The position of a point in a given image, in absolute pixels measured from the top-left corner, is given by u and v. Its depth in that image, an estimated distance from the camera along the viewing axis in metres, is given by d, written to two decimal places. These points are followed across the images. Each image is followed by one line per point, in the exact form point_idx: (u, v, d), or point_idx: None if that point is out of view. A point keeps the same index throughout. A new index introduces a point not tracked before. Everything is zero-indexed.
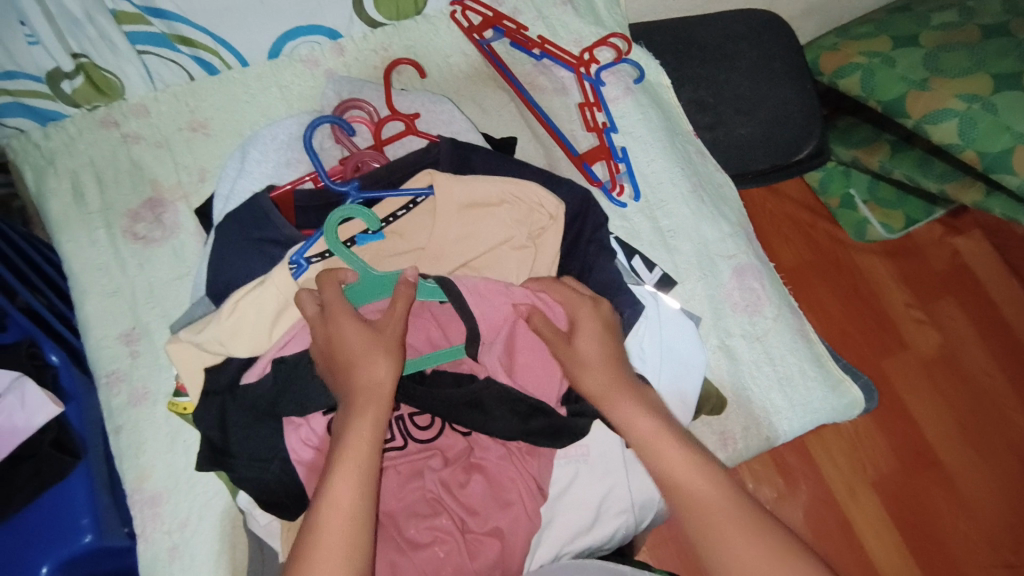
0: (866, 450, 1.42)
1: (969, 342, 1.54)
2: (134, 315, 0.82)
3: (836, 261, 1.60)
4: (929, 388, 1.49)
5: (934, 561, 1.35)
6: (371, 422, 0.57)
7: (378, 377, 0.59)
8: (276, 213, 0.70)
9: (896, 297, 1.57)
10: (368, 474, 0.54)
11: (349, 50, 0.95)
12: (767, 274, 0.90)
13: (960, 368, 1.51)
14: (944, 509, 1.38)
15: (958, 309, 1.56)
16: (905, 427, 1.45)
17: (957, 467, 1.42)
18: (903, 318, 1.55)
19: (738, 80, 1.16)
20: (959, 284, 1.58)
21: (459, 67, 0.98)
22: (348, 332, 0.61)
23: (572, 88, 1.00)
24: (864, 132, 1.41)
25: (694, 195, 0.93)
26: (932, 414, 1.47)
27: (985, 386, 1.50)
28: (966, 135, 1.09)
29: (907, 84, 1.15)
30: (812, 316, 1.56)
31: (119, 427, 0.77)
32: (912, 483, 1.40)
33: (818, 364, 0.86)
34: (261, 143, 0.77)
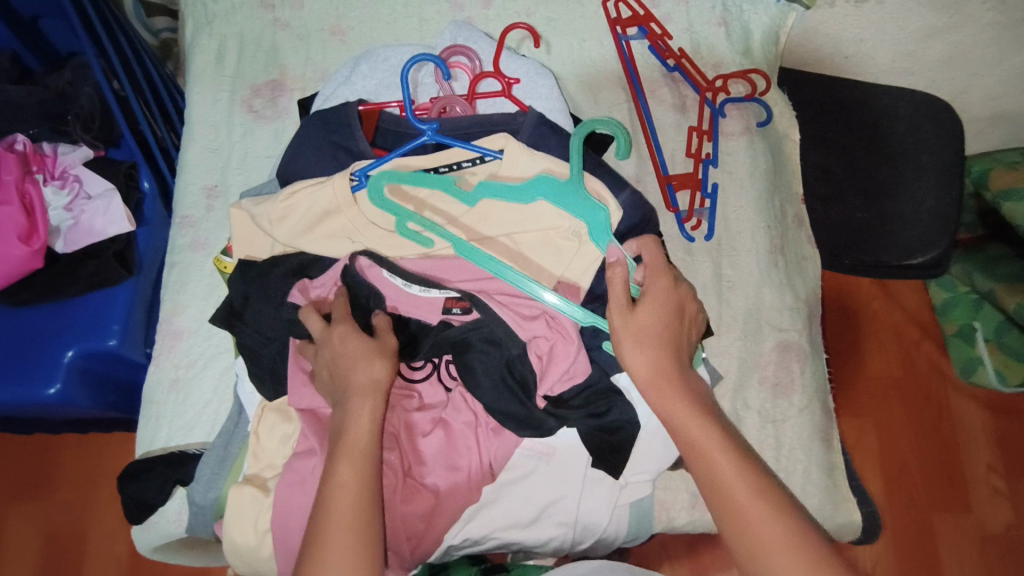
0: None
1: None
2: (222, 175, 0.90)
3: (927, 392, 1.46)
4: (975, 564, 1.34)
5: None
6: (368, 414, 0.63)
7: (374, 377, 0.64)
8: (356, 124, 0.74)
9: (981, 456, 1.41)
10: (369, 462, 0.61)
11: (494, 5, 0.98)
12: (812, 362, 0.85)
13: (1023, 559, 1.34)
14: None
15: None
16: None
17: None
18: (978, 480, 1.39)
19: (878, 160, 1.07)
20: None
21: (588, 53, 0.98)
22: (351, 345, 0.65)
23: (691, 109, 0.97)
24: (1013, 267, 1.32)
25: (769, 256, 0.89)
26: None
27: None
28: None
29: None
30: (875, 438, 1.43)
31: (174, 263, 0.86)
32: None
33: (828, 473, 0.81)
34: (373, 59, 0.81)
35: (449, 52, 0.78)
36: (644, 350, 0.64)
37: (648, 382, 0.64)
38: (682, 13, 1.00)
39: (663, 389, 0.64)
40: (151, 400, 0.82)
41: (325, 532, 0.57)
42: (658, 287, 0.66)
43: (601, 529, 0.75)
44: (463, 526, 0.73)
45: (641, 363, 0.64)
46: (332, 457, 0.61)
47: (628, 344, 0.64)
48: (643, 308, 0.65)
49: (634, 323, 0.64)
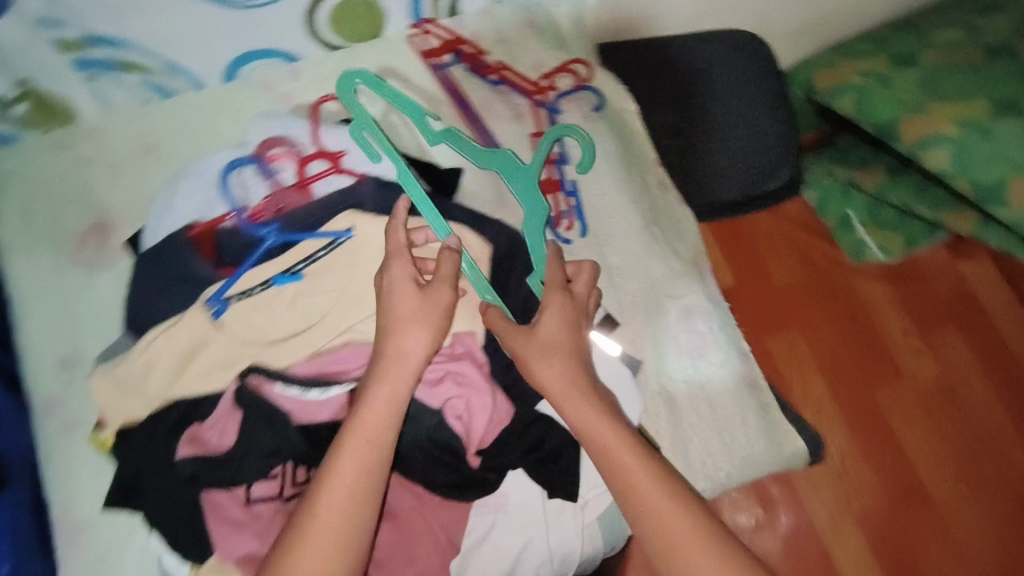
0: (852, 479, 1.55)
1: (969, 374, 1.62)
2: (73, 341, 0.83)
3: (834, 285, 1.68)
4: (922, 418, 1.59)
5: None
6: (385, 395, 0.64)
7: (409, 349, 0.66)
8: (193, 253, 0.70)
9: (896, 325, 1.65)
10: (375, 450, 0.61)
11: (304, 74, 0.97)
12: (716, 316, 0.88)
13: (956, 400, 1.61)
14: (927, 539, 1.51)
15: (956, 338, 1.65)
16: (892, 456, 1.56)
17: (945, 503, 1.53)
18: (899, 346, 1.64)
19: (714, 104, 1.12)
20: (964, 313, 1.67)
21: (413, 93, 0.97)
22: (396, 297, 0.68)
23: (527, 114, 0.97)
24: (862, 154, 1.55)
25: (645, 230, 0.90)
26: (922, 445, 1.58)
27: (980, 418, 1.60)
28: (961, 160, 1.26)
29: (903, 108, 1.31)
30: (807, 341, 1.65)
31: (50, 455, 0.78)
32: (898, 523, 1.52)
33: (763, 414, 0.84)
34: (188, 177, 0.74)
35: (264, 145, 0.74)
36: (554, 365, 0.69)
37: (562, 395, 0.68)
38: (488, 26, 1.00)
39: (574, 401, 0.68)
40: None
41: (311, 524, 0.57)
42: (560, 300, 0.72)
43: (579, 552, 0.73)
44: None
45: (553, 381, 0.69)
46: (339, 442, 0.61)
47: (536, 364, 0.70)
48: (544, 325, 0.70)
49: (540, 341, 0.70)
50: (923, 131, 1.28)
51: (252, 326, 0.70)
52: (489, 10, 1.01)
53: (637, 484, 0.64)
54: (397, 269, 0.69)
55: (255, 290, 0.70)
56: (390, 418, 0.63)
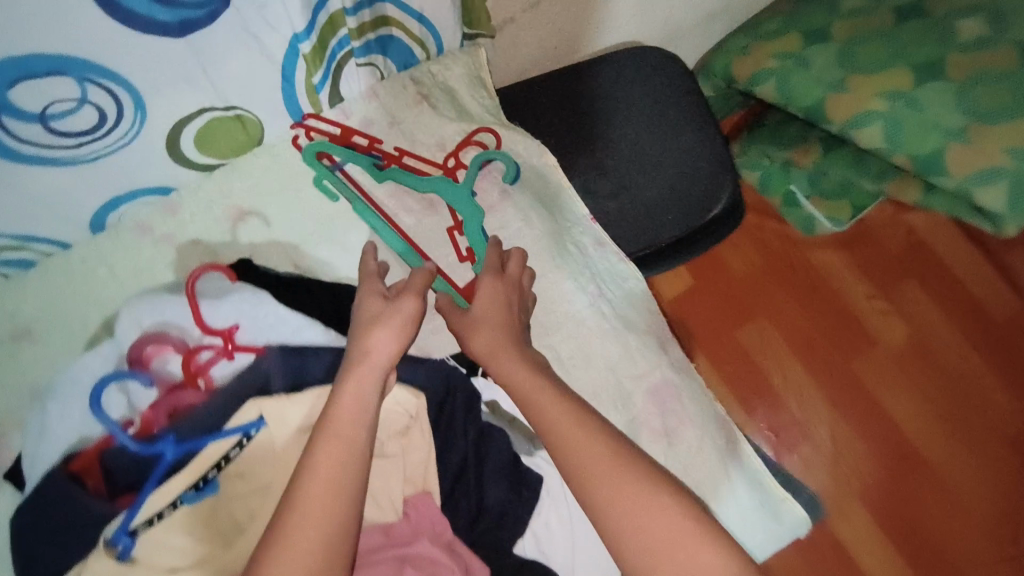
0: (849, 454, 1.56)
1: (936, 323, 1.65)
2: None
3: (792, 264, 1.69)
4: (900, 377, 1.61)
5: (928, 557, 1.48)
6: (354, 389, 0.60)
7: (377, 347, 0.63)
8: (80, 490, 0.60)
9: (858, 290, 1.67)
10: (351, 447, 0.58)
11: (182, 206, 0.86)
12: (686, 388, 0.81)
13: (929, 351, 1.63)
14: (930, 499, 1.52)
15: (918, 292, 1.67)
16: (880, 421, 1.58)
17: (938, 457, 1.55)
18: (867, 312, 1.65)
19: (638, 133, 1.06)
20: (919, 264, 1.69)
21: (312, 203, 0.88)
22: (364, 301, 0.66)
23: (440, 203, 0.90)
24: (793, 132, 1.51)
25: (592, 308, 0.83)
26: (906, 404, 1.59)
27: (955, 363, 1.62)
28: (894, 138, 1.21)
29: (825, 88, 1.26)
30: (777, 324, 1.65)
31: None
32: (899, 490, 1.53)
33: (756, 486, 0.78)
34: (58, 392, 0.64)
35: (138, 346, 0.64)
36: (483, 333, 0.69)
37: (490, 355, 0.68)
38: (377, 108, 0.90)
39: None
40: None
41: (286, 534, 0.53)
42: None
43: None
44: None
45: (480, 343, 0.68)
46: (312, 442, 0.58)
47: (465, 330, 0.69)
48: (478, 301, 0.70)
49: (470, 317, 0.69)
50: (852, 109, 1.23)
51: (170, 551, 0.60)
52: (375, 90, 0.91)
53: None
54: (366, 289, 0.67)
55: (165, 510, 0.60)
56: (363, 417, 0.59)
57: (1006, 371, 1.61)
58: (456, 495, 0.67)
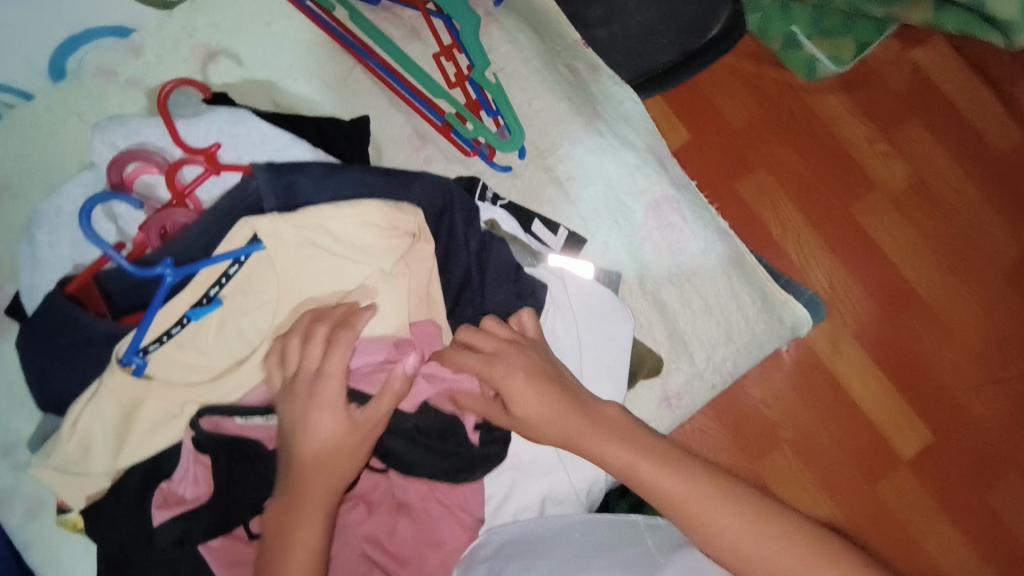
0: (842, 303, 1.28)
1: (941, 163, 1.30)
2: None
3: (789, 108, 1.32)
4: (913, 231, 1.28)
5: (964, 443, 1.19)
6: (315, 535, 0.51)
7: (335, 481, 0.53)
8: (77, 310, 0.58)
9: (859, 135, 1.32)
10: None
11: (147, 49, 0.80)
12: (687, 201, 0.80)
13: (934, 195, 1.29)
14: (948, 372, 1.22)
15: (924, 129, 1.31)
16: (893, 282, 1.26)
17: (958, 316, 1.25)
18: (865, 155, 1.30)
19: None
20: (920, 99, 1.32)
21: (285, 36, 0.81)
22: (319, 427, 0.54)
23: (423, 29, 0.81)
24: None
25: (589, 128, 0.81)
26: (916, 259, 1.27)
27: (963, 207, 1.28)
28: None
29: None
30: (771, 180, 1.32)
31: (27, 544, 0.73)
32: (914, 366, 1.23)
33: (757, 289, 0.79)
34: (44, 220, 0.63)
35: (116, 167, 0.59)
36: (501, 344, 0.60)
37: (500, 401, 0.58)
38: None
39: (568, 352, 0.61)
40: None
41: None
42: None
43: (604, 479, 0.74)
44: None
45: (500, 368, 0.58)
46: None
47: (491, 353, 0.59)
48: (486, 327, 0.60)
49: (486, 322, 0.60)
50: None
51: (186, 369, 0.61)
52: None
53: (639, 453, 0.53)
54: (325, 394, 0.54)
55: (172, 330, 0.60)
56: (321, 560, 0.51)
57: (1015, 209, 1.28)
58: (460, 304, 0.67)
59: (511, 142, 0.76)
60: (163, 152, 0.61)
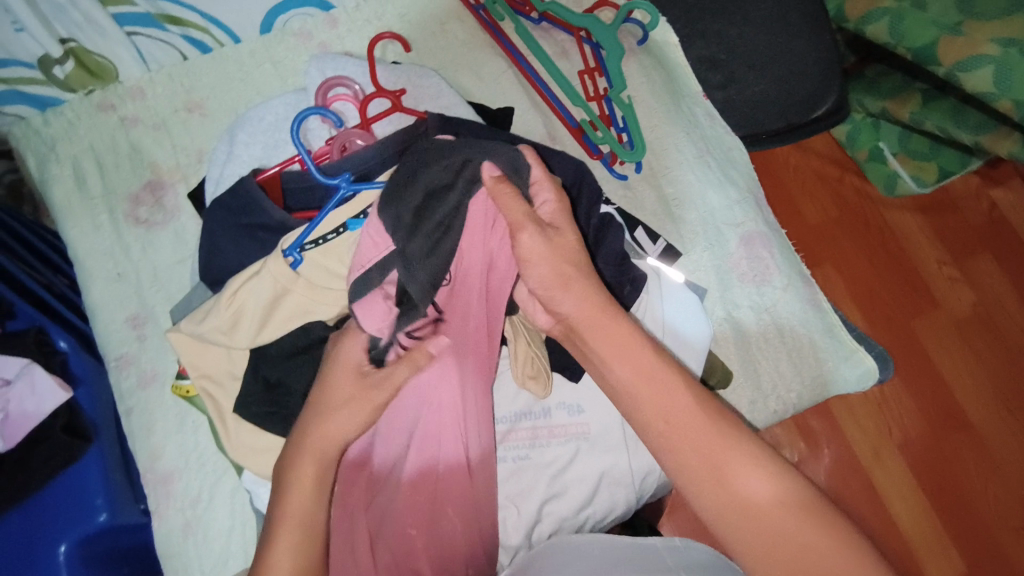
0: (893, 411, 1.31)
1: (1006, 299, 1.36)
2: (140, 299, 0.84)
3: (866, 219, 1.41)
4: (969, 355, 1.34)
5: (986, 565, 1.24)
6: (321, 430, 0.63)
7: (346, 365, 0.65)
8: (262, 196, 0.69)
9: (929, 255, 1.39)
10: (320, 485, 0.62)
11: (341, 22, 0.94)
12: (777, 241, 0.87)
13: (995, 327, 1.35)
14: (985, 494, 1.27)
15: (995, 265, 1.38)
16: (942, 401, 1.31)
17: (1001, 445, 1.29)
18: (934, 277, 1.38)
19: (754, 33, 1.05)
20: (995, 237, 1.39)
21: (455, 36, 0.94)
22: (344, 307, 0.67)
23: (573, 52, 0.94)
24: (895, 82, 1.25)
25: (700, 160, 0.90)
26: (969, 384, 1.32)
27: (1023, 344, 1.34)
28: (1003, 82, 0.98)
29: (939, 29, 1.02)
30: (840, 280, 1.38)
31: (130, 409, 0.80)
32: (951, 482, 1.27)
33: (831, 335, 0.84)
34: (248, 125, 0.77)
35: (323, 92, 0.74)
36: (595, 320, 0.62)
37: None
38: None
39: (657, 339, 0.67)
40: (168, 553, 0.76)
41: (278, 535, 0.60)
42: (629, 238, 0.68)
43: (659, 472, 0.77)
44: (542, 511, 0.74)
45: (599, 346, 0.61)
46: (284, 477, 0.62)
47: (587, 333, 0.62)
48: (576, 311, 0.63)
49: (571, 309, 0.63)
50: (966, 50, 1.00)
51: (331, 274, 0.69)
52: None
53: (712, 425, 0.57)
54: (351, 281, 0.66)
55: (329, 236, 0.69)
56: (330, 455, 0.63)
57: None
58: None
59: (632, 154, 0.86)
60: (361, 88, 0.75)
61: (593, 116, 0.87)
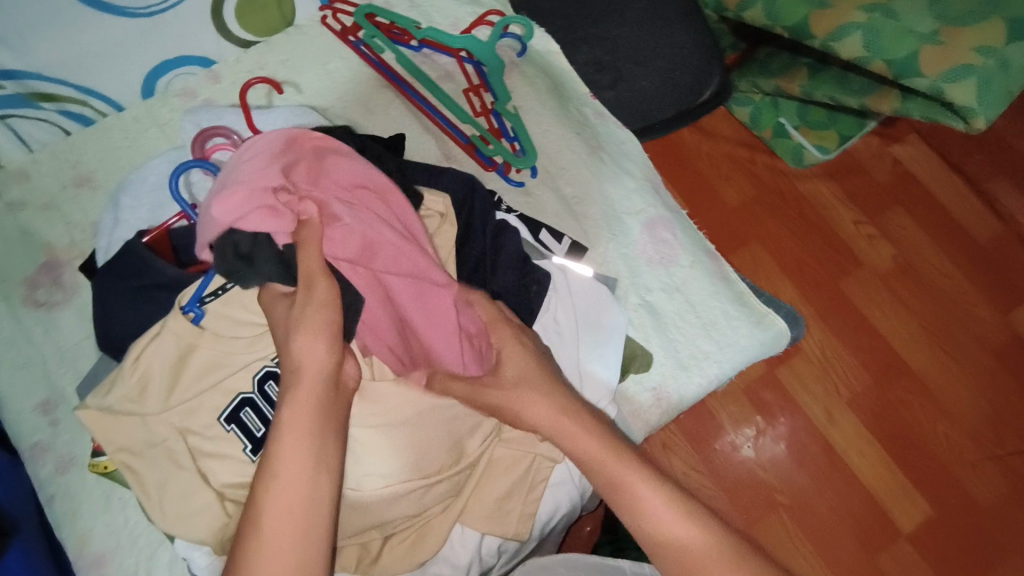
0: (838, 371, 1.35)
1: (923, 248, 1.43)
2: (49, 383, 0.82)
3: (780, 192, 1.47)
4: (899, 306, 1.39)
5: (952, 505, 1.27)
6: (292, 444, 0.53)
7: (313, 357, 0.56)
8: (153, 255, 0.71)
9: (845, 216, 1.45)
10: (306, 499, 0.51)
11: (223, 75, 0.95)
12: (679, 223, 0.90)
13: (918, 276, 1.41)
14: (937, 437, 1.31)
15: (907, 217, 1.45)
16: (881, 354, 1.36)
17: (943, 387, 1.34)
18: (853, 237, 1.43)
19: (630, 33, 1.08)
20: (902, 191, 1.46)
21: (339, 74, 0.96)
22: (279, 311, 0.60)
23: (456, 73, 0.98)
24: (784, 61, 1.31)
25: (593, 156, 0.94)
26: (904, 333, 1.37)
27: (945, 288, 1.40)
28: (873, 45, 0.99)
29: (808, 5, 1.03)
30: (767, 254, 1.43)
31: (51, 497, 0.77)
32: (903, 429, 1.31)
33: (741, 303, 0.88)
34: (132, 189, 0.78)
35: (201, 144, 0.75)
36: None
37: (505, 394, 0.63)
38: None
39: None
40: None
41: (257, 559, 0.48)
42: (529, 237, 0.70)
43: (596, 463, 0.79)
44: (489, 524, 0.74)
45: None
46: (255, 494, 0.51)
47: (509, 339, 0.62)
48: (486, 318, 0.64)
49: None
50: (835, 21, 1.01)
51: (235, 323, 0.70)
52: None
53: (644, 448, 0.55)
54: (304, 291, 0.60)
55: (228, 286, 0.70)
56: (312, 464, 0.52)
57: (994, 290, 1.40)
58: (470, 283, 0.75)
59: (525, 160, 0.89)
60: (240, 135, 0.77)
61: (481, 131, 0.89)
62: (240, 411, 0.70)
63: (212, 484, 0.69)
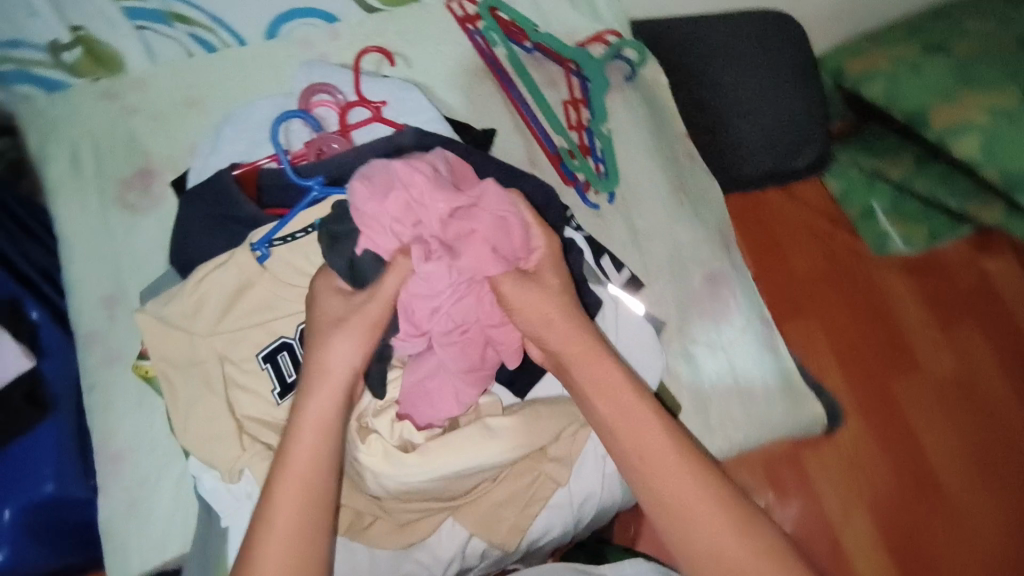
0: (867, 470, 1.29)
1: (988, 369, 1.36)
2: (116, 281, 0.87)
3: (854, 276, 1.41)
4: (947, 421, 1.33)
5: None
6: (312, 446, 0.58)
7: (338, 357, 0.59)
8: (236, 190, 0.74)
9: (915, 317, 1.39)
10: (314, 489, 0.57)
11: (342, 34, 0.98)
12: (739, 283, 0.90)
13: (975, 396, 1.35)
14: (955, 565, 1.25)
15: (979, 334, 1.39)
16: (916, 465, 1.30)
17: (973, 516, 1.28)
18: (918, 339, 1.38)
19: (739, 81, 1.07)
20: (981, 306, 1.40)
21: (450, 56, 0.98)
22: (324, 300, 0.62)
23: (560, 83, 0.99)
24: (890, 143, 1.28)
25: (674, 196, 0.94)
26: (945, 450, 1.31)
27: (1001, 416, 1.33)
28: (991, 152, 0.97)
29: (933, 96, 1.02)
30: (825, 334, 1.38)
31: (92, 385, 0.82)
32: (920, 548, 1.26)
33: (782, 377, 0.87)
34: (235, 123, 0.81)
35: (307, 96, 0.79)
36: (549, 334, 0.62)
37: None
38: None
39: None
40: (110, 532, 0.77)
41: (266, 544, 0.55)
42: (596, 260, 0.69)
43: (599, 495, 0.79)
44: (481, 526, 0.75)
45: (555, 349, 0.61)
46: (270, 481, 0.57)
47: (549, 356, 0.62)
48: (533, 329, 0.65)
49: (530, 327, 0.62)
50: (957, 117, 0.99)
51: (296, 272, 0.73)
52: None
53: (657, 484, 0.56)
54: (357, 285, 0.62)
55: (298, 234, 0.73)
56: (322, 461, 0.57)
57: None
58: None
59: (606, 182, 0.90)
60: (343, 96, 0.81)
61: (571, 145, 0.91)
62: (277, 352, 0.73)
63: (235, 414, 0.72)
